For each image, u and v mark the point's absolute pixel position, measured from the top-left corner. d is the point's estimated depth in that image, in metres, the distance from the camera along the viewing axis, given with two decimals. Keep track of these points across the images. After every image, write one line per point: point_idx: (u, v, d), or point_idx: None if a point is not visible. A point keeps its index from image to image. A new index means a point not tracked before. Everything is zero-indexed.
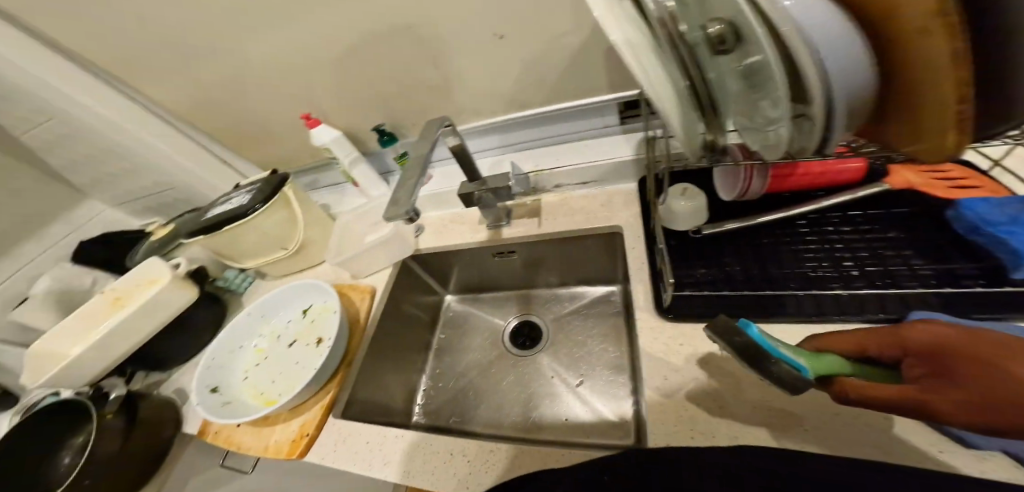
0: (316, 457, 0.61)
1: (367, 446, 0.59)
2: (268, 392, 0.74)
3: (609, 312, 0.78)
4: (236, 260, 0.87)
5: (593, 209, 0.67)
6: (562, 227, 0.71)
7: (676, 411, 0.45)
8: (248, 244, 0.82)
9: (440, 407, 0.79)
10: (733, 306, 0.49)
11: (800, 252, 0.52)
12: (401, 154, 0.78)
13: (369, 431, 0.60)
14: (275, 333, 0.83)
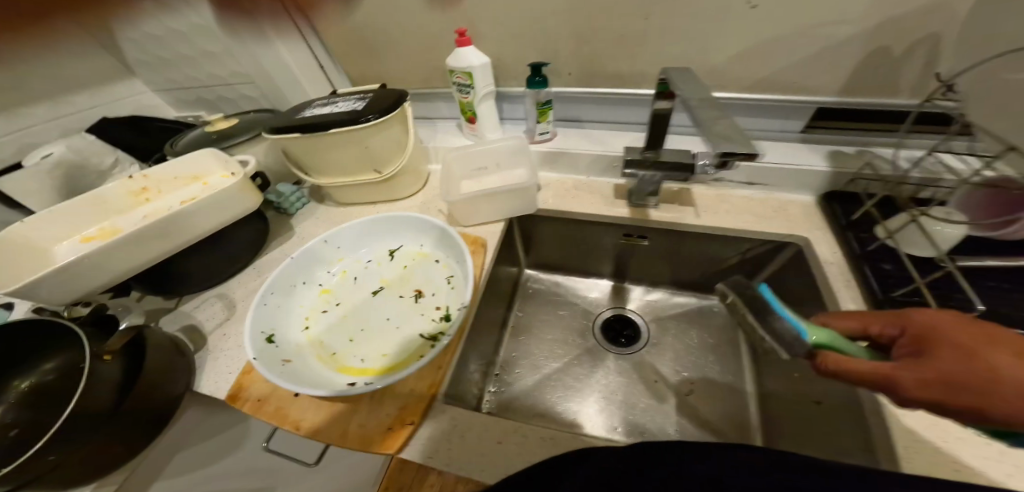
0: (423, 454, 0.46)
1: (498, 448, 0.46)
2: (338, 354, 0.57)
3: (720, 325, 0.74)
4: (313, 174, 0.74)
5: (764, 214, 0.65)
6: (720, 224, 0.66)
7: (905, 441, 0.41)
8: (340, 158, 0.70)
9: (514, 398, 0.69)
10: None
11: None
12: (545, 102, 0.71)
13: (500, 424, 0.48)
14: (346, 275, 0.69)
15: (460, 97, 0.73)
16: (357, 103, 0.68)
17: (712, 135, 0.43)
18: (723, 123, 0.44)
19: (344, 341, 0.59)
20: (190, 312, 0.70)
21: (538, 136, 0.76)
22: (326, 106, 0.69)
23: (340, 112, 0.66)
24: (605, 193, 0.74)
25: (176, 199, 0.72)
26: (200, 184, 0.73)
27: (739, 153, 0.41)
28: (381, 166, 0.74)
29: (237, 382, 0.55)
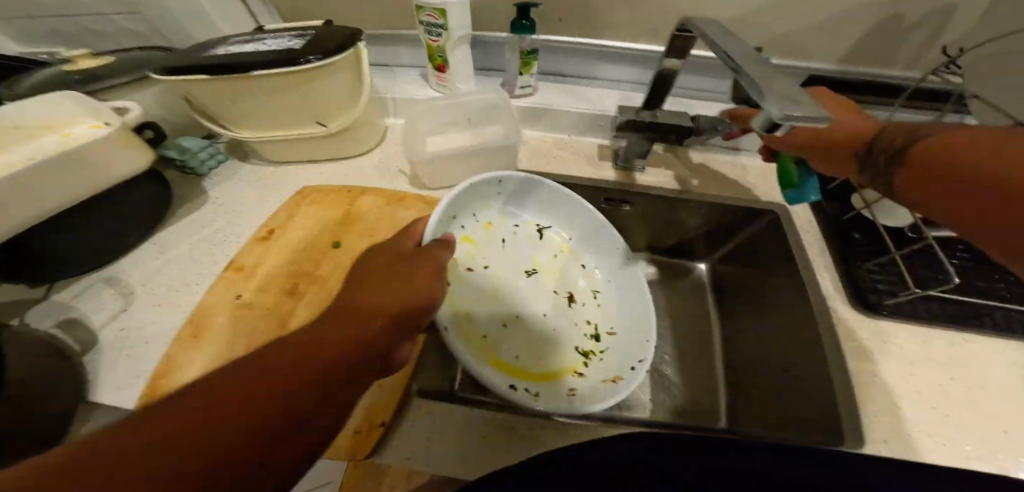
0: (400, 456, 0.39)
1: (485, 444, 0.38)
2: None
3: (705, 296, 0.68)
4: (222, 125, 0.55)
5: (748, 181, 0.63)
6: (706, 190, 0.62)
7: (886, 404, 0.40)
8: (270, 109, 0.52)
9: None
10: (939, 313, 0.46)
11: (993, 276, 0.49)
12: (529, 51, 0.62)
13: (503, 418, 0.39)
14: (491, 228, 0.55)
15: (428, 38, 0.61)
16: (293, 42, 0.49)
17: (771, 95, 0.30)
18: (781, 85, 0.32)
19: (500, 350, 0.47)
20: (70, 304, 0.51)
21: (518, 89, 0.66)
22: (247, 45, 0.49)
23: (269, 50, 0.47)
24: (589, 154, 0.66)
25: (20, 158, 0.43)
26: (55, 136, 0.46)
27: (799, 113, 0.28)
28: (326, 119, 0.56)
29: (154, 386, 0.41)
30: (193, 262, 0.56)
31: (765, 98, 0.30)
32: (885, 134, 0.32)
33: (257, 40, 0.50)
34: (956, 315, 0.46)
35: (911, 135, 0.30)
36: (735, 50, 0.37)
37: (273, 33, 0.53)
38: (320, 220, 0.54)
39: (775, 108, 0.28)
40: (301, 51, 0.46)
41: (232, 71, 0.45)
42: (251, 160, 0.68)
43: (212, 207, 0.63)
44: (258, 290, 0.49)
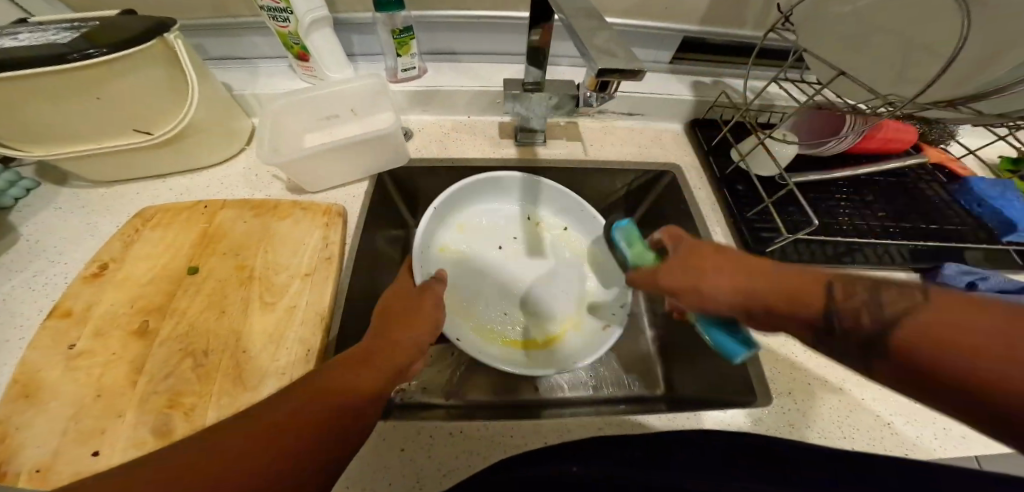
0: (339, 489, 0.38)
1: (404, 457, 0.39)
2: (156, 392, 0.37)
3: None
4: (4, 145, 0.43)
5: (646, 146, 0.64)
6: (608, 158, 0.62)
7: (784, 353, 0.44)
8: (59, 122, 0.42)
9: (436, 380, 0.52)
10: (812, 252, 0.51)
11: (851, 209, 0.55)
12: (402, 30, 0.55)
13: (421, 432, 0.41)
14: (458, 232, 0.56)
15: (274, 24, 0.52)
16: (61, 34, 0.40)
17: (593, 51, 0.31)
18: (602, 36, 0.33)
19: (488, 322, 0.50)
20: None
21: (401, 73, 0.60)
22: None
23: (21, 46, 0.37)
24: (488, 133, 0.63)
25: None
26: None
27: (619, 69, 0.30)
28: (149, 126, 0.47)
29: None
30: (17, 315, 0.44)
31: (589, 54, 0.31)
32: (835, 298, 0.22)
33: (7, 35, 0.41)
34: (826, 251, 0.51)
35: (877, 311, 0.20)
36: (569, 7, 0.35)
37: (34, 27, 0.43)
38: (173, 246, 0.46)
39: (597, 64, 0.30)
40: (78, 45, 0.37)
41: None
42: (72, 182, 0.55)
43: (33, 245, 0.49)
44: (97, 334, 0.40)
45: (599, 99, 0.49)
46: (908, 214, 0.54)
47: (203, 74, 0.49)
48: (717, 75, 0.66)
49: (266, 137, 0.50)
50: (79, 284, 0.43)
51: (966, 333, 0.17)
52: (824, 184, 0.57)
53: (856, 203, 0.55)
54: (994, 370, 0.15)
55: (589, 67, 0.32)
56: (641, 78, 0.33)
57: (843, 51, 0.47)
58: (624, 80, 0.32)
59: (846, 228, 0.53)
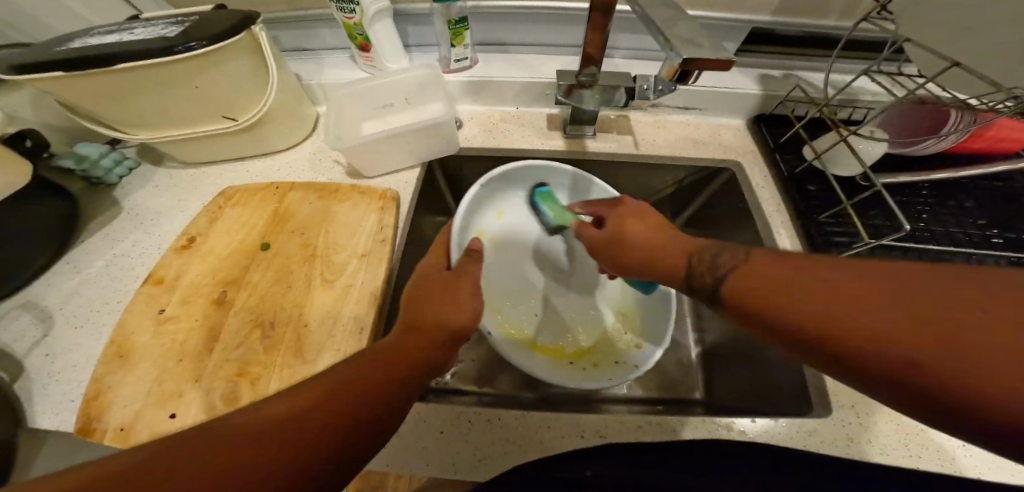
0: (383, 463, 0.40)
1: (443, 439, 0.41)
2: (228, 360, 0.40)
3: None
4: (118, 129, 0.49)
5: (701, 140, 0.61)
6: (659, 152, 0.60)
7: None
8: (161, 106, 0.47)
9: (475, 366, 0.53)
10: (891, 261, 0.46)
11: (938, 216, 0.49)
12: (458, 20, 0.56)
13: (460, 416, 0.42)
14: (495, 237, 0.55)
15: (341, 16, 0.55)
16: (168, 29, 0.45)
17: (675, 40, 0.33)
18: (682, 24, 0.33)
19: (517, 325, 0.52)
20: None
21: (453, 64, 0.61)
22: (111, 36, 0.45)
23: (135, 39, 0.42)
24: (537, 125, 0.62)
25: None
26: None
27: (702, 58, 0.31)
28: (234, 113, 0.51)
29: (84, 411, 0.38)
30: (117, 281, 0.51)
31: (670, 44, 0.33)
32: (694, 264, 0.31)
33: (124, 31, 0.46)
34: (907, 261, 0.46)
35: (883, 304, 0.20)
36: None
37: (145, 23, 0.48)
38: (246, 224, 0.50)
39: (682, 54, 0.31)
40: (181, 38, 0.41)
41: (91, 65, 0.39)
42: (165, 163, 0.62)
43: (132, 219, 0.56)
44: (182, 302, 0.45)
45: (657, 92, 0.48)
46: (1010, 225, 0.47)
47: (280, 65, 0.53)
48: (786, 66, 0.62)
49: (331, 126, 0.53)
50: (169, 255, 0.48)
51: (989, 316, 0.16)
52: (907, 187, 0.52)
53: (945, 209, 0.49)
54: (951, 355, 0.16)
55: (670, 57, 0.33)
56: (728, 68, 0.32)
57: (950, 39, 0.42)
58: (707, 69, 0.33)
59: (932, 237, 0.47)
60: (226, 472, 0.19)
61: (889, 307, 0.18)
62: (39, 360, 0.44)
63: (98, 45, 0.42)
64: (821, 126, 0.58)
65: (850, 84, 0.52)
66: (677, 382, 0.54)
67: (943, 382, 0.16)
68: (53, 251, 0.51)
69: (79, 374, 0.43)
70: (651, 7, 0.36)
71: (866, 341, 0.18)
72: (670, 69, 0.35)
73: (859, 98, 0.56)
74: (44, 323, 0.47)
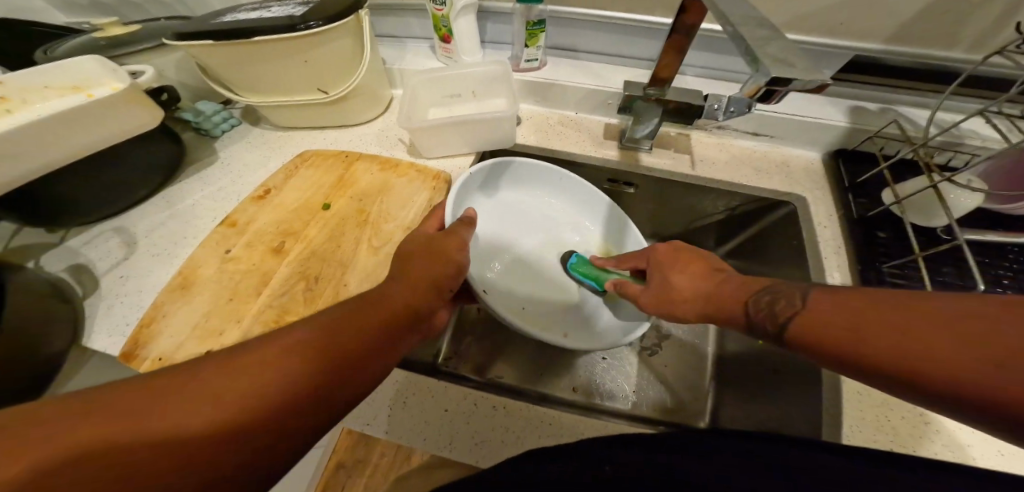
0: (382, 429, 0.42)
1: (444, 416, 0.42)
2: (271, 304, 0.45)
3: None
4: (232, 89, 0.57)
5: (764, 169, 0.58)
6: (715, 174, 0.57)
7: (874, 416, 0.37)
8: (271, 74, 0.53)
9: (485, 360, 0.56)
10: None
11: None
12: (536, 22, 0.58)
13: (460, 398, 0.43)
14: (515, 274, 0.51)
15: (433, 8, 0.60)
16: (296, 8, 0.51)
17: (766, 57, 0.32)
18: (773, 46, 0.33)
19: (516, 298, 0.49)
20: (78, 249, 0.55)
21: (523, 63, 0.63)
22: (253, 12, 0.52)
23: (270, 16, 0.48)
24: (593, 132, 0.63)
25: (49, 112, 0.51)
26: (82, 96, 0.52)
27: (797, 78, 0.30)
28: (327, 86, 0.57)
29: (133, 337, 0.43)
30: (196, 219, 0.58)
31: (758, 63, 0.32)
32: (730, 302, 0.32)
33: (263, 8, 0.53)
34: None
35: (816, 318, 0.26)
36: (733, 15, 0.36)
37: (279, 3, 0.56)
38: (314, 185, 0.56)
39: (772, 73, 0.30)
40: (303, 17, 0.47)
41: (228, 36, 0.46)
42: (260, 124, 0.70)
43: (219, 170, 0.64)
44: (247, 245, 0.51)
45: (728, 113, 0.45)
46: None
47: (374, 49, 0.59)
48: (884, 102, 0.58)
49: (405, 106, 0.57)
50: (247, 202, 0.55)
51: (1022, 337, 0.18)
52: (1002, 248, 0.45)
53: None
54: (991, 366, 0.18)
55: (756, 76, 0.33)
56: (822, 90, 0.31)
57: None
58: (800, 91, 0.31)
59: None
60: (195, 411, 0.22)
61: (918, 331, 0.21)
62: (115, 278, 0.52)
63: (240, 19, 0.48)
64: (910, 167, 0.53)
65: (956, 125, 0.47)
66: (683, 405, 0.52)
67: (970, 397, 0.19)
68: (152, 186, 0.60)
69: (140, 298, 0.50)
70: (739, 24, 0.35)
71: (899, 359, 0.21)
72: (754, 87, 0.34)
73: (964, 141, 0.51)
74: (128, 246, 0.55)
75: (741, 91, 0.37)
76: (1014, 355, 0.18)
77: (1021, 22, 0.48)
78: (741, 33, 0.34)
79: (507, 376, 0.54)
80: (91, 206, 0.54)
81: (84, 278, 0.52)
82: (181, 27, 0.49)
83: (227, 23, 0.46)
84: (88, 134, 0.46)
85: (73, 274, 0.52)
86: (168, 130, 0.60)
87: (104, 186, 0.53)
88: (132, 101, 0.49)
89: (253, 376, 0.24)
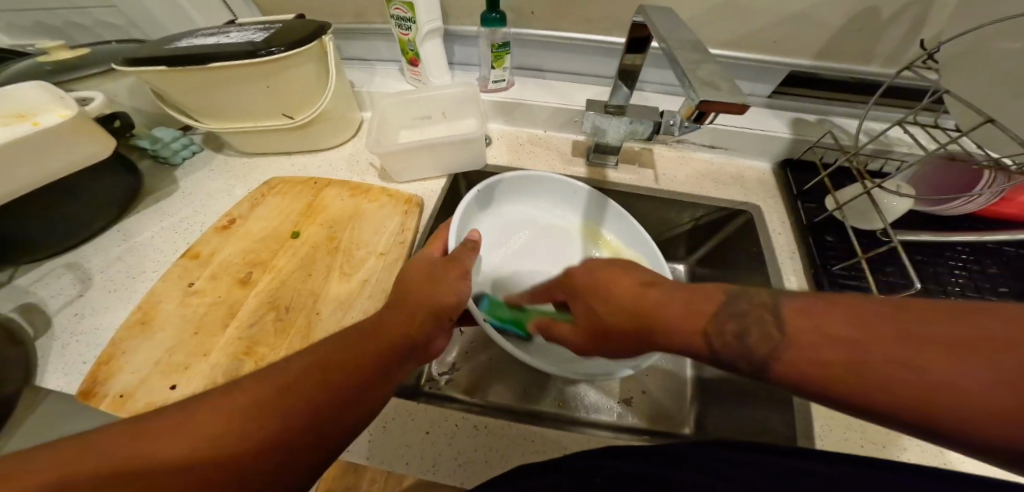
0: (363, 457, 0.41)
1: (426, 440, 0.42)
2: (238, 338, 0.43)
3: None
4: (191, 115, 0.55)
5: (723, 179, 0.61)
6: (678, 186, 0.60)
7: None
8: (232, 101, 0.52)
9: (468, 378, 0.55)
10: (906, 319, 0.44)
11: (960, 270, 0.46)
12: (501, 45, 0.60)
13: (443, 419, 0.43)
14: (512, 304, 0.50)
15: (398, 32, 0.61)
16: (257, 34, 0.51)
17: (695, 81, 0.34)
18: (713, 70, 0.36)
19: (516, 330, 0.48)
20: (28, 288, 0.52)
21: (491, 84, 0.65)
22: (211, 38, 0.51)
23: (230, 42, 0.48)
24: (562, 149, 0.65)
25: None
26: (28, 125, 0.49)
27: (717, 100, 0.32)
28: (293, 111, 0.56)
29: (92, 374, 0.41)
30: (157, 251, 0.56)
31: (690, 83, 0.34)
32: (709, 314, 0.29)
33: (221, 34, 0.52)
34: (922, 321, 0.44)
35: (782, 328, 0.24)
36: (678, 40, 0.39)
37: (239, 28, 0.55)
38: (283, 211, 0.55)
39: (698, 94, 0.32)
40: (264, 43, 0.47)
41: (186, 63, 0.45)
42: (223, 151, 0.68)
43: (182, 199, 0.62)
44: (212, 277, 0.49)
45: (682, 128, 0.48)
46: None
47: (340, 73, 0.59)
48: (823, 113, 0.63)
49: (374, 129, 0.58)
50: (211, 232, 0.53)
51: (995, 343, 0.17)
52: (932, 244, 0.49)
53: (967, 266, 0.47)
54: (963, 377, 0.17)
55: (688, 96, 0.35)
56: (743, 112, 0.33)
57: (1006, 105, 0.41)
58: (724, 111, 0.33)
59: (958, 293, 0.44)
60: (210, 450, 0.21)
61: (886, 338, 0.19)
62: (68, 317, 0.49)
63: (198, 45, 0.47)
64: (851, 173, 0.58)
65: (885, 133, 0.52)
66: (662, 412, 0.53)
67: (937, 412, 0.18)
68: (107, 219, 0.57)
69: (96, 337, 0.47)
70: (683, 49, 0.38)
71: (863, 369, 0.19)
72: (689, 107, 0.36)
73: (893, 149, 0.55)
74: (82, 283, 0.52)
75: (678, 111, 0.38)
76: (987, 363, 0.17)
77: (930, 39, 0.54)
78: (680, 56, 0.36)
79: (488, 394, 0.53)
80: (38, 242, 0.51)
81: (34, 317, 0.49)
82: (134, 54, 0.47)
83: (184, 50, 0.46)
84: (36, 165, 0.44)
85: (21, 313, 0.49)
86: (122, 160, 0.58)
87: (53, 221, 0.50)
88: (82, 130, 0.47)
89: (266, 409, 0.24)
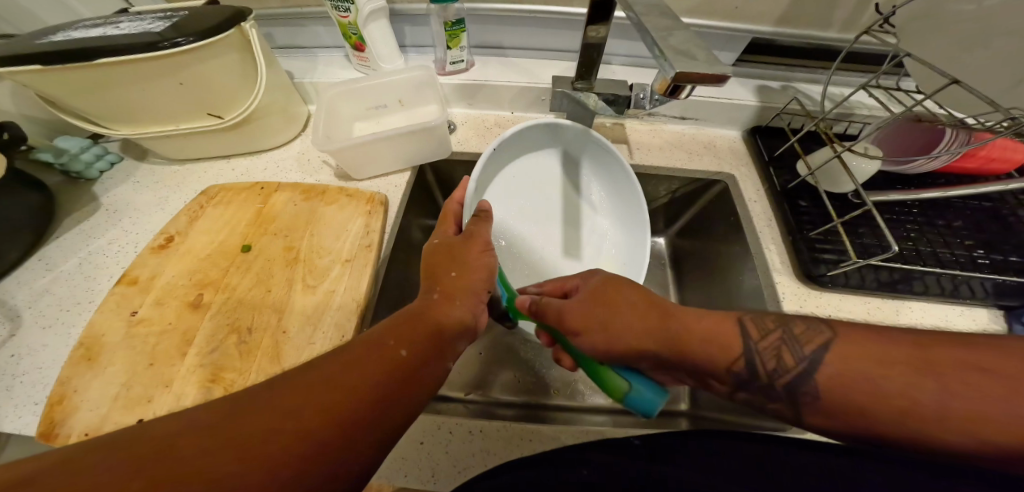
0: None
1: (421, 450, 0.39)
2: (201, 365, 0.39)
3: (667, 273, 0.64)
4: (94, 123, 0.47)
5: (696, 150, 0.60)
6: (653, 159, 0.59)
7: None
8: (141, 103, 0.45)
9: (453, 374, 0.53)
10: (877, 275, 0.45)
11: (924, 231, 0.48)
12: (454, 22, 0.55)
13: (436, 429, 0.40)
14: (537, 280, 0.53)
15: (336, 14, 0.54)
16: (156, 23, 0.43)
17: (669, 52, 0.32)
18: (679, 37, 0.33)
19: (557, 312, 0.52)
20: None
21: (449, 66, 0.60)
22: (97, 29, 0.43)
23: (122, 34, 0.40)
24: None
25: None
26: None
27: (696, 72, 0.30)
28: (221, 110, 0.50)
29: (46, 415, 0.36)
30: (90, 278, 0.49)
31: (664, 55, 0.32)
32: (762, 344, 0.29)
33: (111, 24, 0.44)
34: (889, 276, 0.45)
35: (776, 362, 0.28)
36: (642, 9, 0.36)
37: (132, 16, 0.47)
38: (228, 223, 0.49)
39: (674, 67, 0.30)
40: (166, 34, 0.40)
41: (67, 60, 0.38)
42: (149, 158, 0.60)
43: (111, 217, 0.54)
44: (156, 304, 0.43)
45: (652, 102, 0.46)
46: (1002, 237, 0.47)
47: (271, 62, 0.52)
48: (787, 79, 0.63)
49: (322, 125, 0.52)
50: (146, 254, 0.47)
51: (978, 401, 0.21)
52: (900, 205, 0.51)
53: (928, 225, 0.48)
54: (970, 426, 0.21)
55: (663, 69, 0.32)
56: (722, 83, 0.31)
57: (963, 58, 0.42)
58: (702, 83, 0.31)
59: (930, 256, 0.45)
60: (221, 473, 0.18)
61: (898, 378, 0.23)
62: (2, 361, 0.42)
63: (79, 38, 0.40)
64: (816, 139, 0.58)
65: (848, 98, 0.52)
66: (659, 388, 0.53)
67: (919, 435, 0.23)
68: (23, 247, 0.49)
69: (44, 375, 0.41)
70: (646, 15, 0.35)
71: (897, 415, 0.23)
72: (665, 81, 0.33)
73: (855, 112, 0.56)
74: (11, 321, 0.45)
75: (653, 85, 0.36)
76: (988, 413, 0.21)
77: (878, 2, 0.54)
78: (649, 25, 0.34)
79: None
80: None
81: None
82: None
83: (63, 44, 0.38)
84: None
85: None
86: (26, 178, 0.49)
87: None
88: None
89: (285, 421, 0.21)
